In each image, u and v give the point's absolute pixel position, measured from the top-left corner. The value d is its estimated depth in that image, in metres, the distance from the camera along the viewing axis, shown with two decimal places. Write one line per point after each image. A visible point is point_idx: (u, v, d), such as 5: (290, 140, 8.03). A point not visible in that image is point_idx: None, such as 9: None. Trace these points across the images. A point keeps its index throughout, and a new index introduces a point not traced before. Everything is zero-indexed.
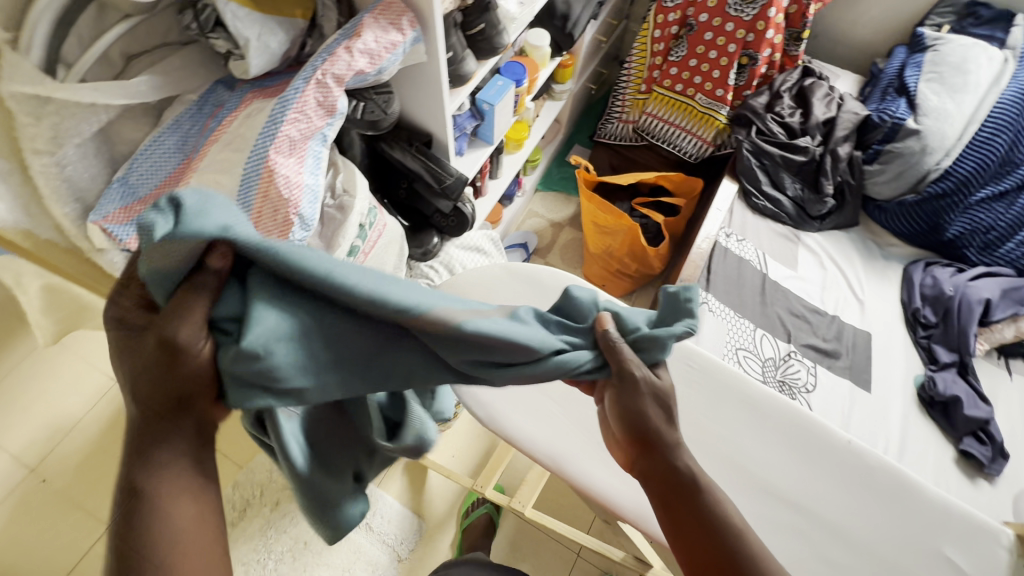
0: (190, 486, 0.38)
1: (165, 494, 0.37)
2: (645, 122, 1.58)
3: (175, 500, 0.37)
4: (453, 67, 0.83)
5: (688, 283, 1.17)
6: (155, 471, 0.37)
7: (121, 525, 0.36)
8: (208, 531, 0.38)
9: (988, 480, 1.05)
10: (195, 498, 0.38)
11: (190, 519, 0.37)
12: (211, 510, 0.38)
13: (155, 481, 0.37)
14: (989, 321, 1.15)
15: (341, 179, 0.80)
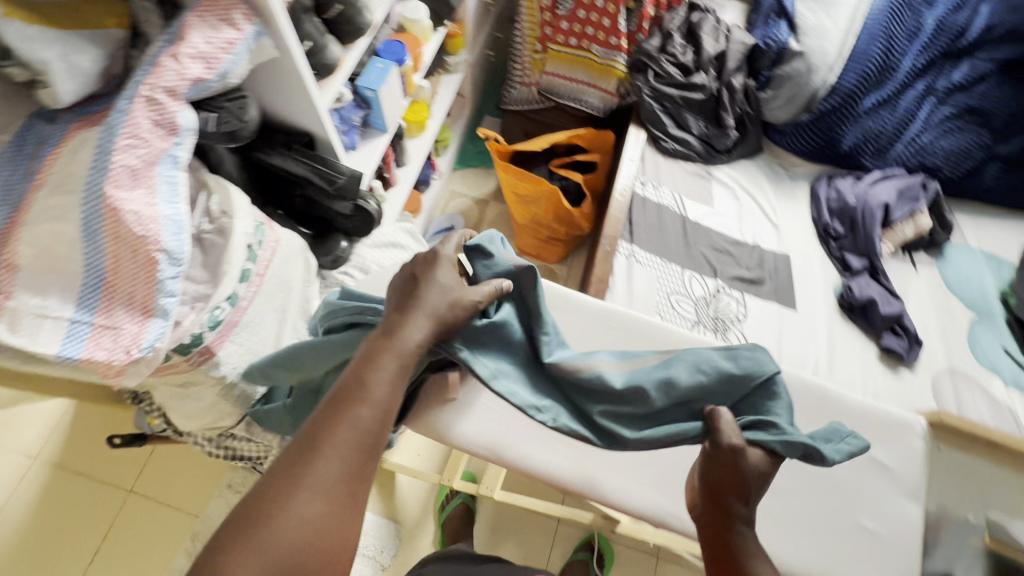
0: (386, 409, 0.51)
1: (372, 401, 0.50)
2: (547, 83, 1.54)
3: (374, 410, 0.50)
4: (316, 56, 0.77)
5: (612, 238, 1.18)
6: (376, 382, 0.52)
7: (361, 365, 0.53)
8: (371, 453, 0.49)
9: (908, 369, 1.13)
10: (384, 418, 0.50)
11: (386, 399, 0.51)
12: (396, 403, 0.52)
13: (372, 389, 0.51)
14: (891, 223, 1.22)
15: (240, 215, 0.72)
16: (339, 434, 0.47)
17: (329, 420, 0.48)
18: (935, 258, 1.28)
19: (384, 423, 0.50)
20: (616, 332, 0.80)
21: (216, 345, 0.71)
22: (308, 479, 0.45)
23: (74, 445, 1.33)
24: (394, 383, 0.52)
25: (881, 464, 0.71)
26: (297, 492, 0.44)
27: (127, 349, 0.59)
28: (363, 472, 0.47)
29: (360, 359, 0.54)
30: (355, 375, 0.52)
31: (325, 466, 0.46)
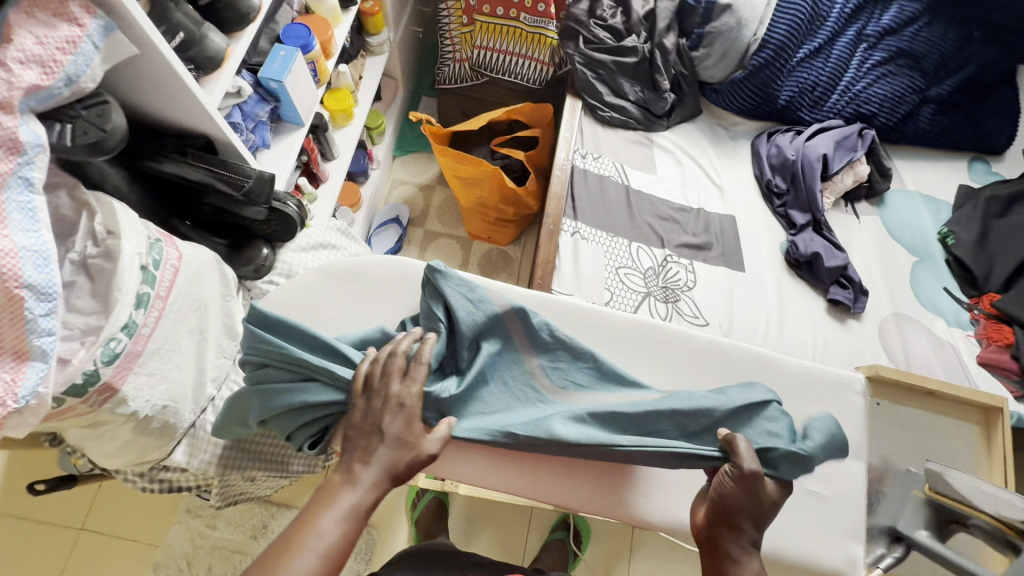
0: (333, 557, 0.51)
1: (320, 546, 0.51)
2: (478, 57, 1.47)
3: (320, 556, 0.51)
4: (195, 49, 0.69)
5: (555, 216, 1.14)
6: (326, 526, 0.53)
7: (315, 507, 0.54)
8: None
9: (856, 318, 1.15)
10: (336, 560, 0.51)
11: (338, 536, 0.53)
12: (346, 543, 0.53)
13: (322, 532, 0.52)
14: (830, 175, 1.22)
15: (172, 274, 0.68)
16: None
17: (272, 568, 0.49)
18: (876, 205, 1.29)
19: (329, 569, 0.51)
20: (591, 331, 0.76)
21: (118, 381, 0.65)
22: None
23: (10, 488, 1.24)
24: (344, 528, 0.53)
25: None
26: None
27: (1, 400, 0.52)
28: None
29: (317, 498, 0.55)
30: (307, 517, 0.53)
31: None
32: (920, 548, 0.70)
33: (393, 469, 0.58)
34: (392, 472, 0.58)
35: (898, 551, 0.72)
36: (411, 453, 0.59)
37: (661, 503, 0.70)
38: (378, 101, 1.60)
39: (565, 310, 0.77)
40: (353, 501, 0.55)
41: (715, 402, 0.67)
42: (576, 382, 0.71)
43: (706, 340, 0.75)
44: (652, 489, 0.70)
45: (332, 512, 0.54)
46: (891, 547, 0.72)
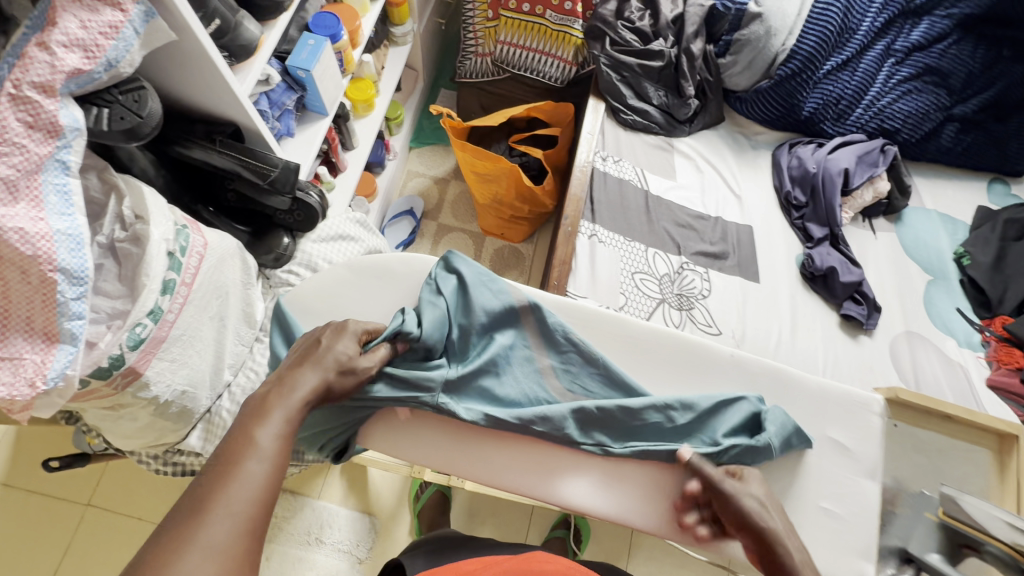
0: (278, 462, 0.51)
1: (260, 454, 0.51)
2: (501, 53, 1.46)
3: (266, 458, 0.51)
4: (228, 37, 0.68)
5: (573, 218, 1.14)
6: (261, 437, 0.52)
7: (245, 428, 0.53)
8: (267, 503, 0.48)
9: (868, 335, 1.15)
10: (279, 466, 0.51)
11: (276, 444, 0.52)
12: (285, 449, 0.53)
13: (259, 444, 0.52)
14: (850, 190, 1.22)
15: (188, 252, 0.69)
16: (230, 487, 0.47)
17: (208, 487, 0.47)
18: (894, 222, 1.29)
19: (277, 472, 0.50)
20: (610, 339, 0.77)
21: (142, 365, 0.66)
22: (198, 536, 0.43)
23: (21, 460, 1.25)
24: (281, 438, 0.53)
25: (841, 444, 0.72)
26: (188, 553, 0.42)
27: (31, 381, 0.52)
28: (261, 526, 0.46)
29: (248, 414, 0.55)
30: (242, 430, 0.53)
31: (217, 523, 0.44)
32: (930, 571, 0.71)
33: (327, 385, 0.61)
34: (325, 386, 0.61)
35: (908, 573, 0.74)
36: (351, 379, 0.64)
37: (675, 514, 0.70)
38: (398, 91, 1.59)
39: (585, 316, 0.77)
40: (286, 413, 0.56)
41: (701, 398, 0.72)
42: (585, 387, 0.74)
43: (727, 353, 0.76)
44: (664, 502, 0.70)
45: (268, 423, 0.54)
46: (901, 567, 0.75)
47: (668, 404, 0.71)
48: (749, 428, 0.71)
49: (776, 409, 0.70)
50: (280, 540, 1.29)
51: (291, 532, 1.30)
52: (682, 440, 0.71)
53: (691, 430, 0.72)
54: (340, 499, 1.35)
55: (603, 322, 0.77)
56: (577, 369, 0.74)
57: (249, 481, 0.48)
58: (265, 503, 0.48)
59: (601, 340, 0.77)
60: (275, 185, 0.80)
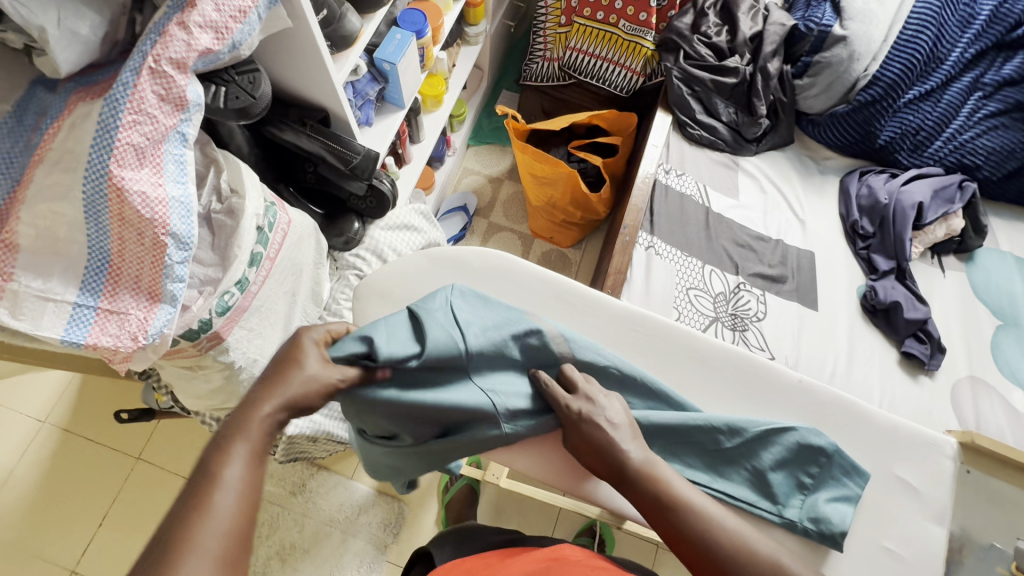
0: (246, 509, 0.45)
1: (225, 487, 0.45)
2: (569, 58, 1.46)
3: (230, 504, 0.44)
4: (332, 27, 0.71)
5: (632, 228, 1.14)
6: (226, 472, 0.46)
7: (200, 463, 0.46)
8: (239, 557, 0.42)
9: (929, 375, 1.11)
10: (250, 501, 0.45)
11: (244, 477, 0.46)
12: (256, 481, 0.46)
13: (221, 476, 0.45)
14: (923, 225, 1.18)
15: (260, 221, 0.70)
16: (189, 548, 0.40)
17: (172, 537, 0.41)
18: (965, 261, 1.24)
19: (247, 517, 0.44)
20: (674, 353, 0.76)
21: (225, 331, 0.69)
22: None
23: (83, 409, 1.33)
24: (249, 468, 0.47)
25: (909, 484, 0.70)
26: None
27: (134, 335, 0.56)
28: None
29: (209, 445, 0.48)
30: (202, 466, 0.46)
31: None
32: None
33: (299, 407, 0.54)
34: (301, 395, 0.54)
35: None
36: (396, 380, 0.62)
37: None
38: (464, 89, 1.62)
39: (650, 328, 0.77)
40: (250, 439, 0.49)
41: (750, 422, 0.69)
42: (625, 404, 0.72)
43: (796, 379, 0.74)
44: None
45: (231, 454, 0.47)
46: None
47: (715, 426, 0.69)
48: (796, 460, 0.69)
49: (827, 443, 0.68)
50: (313, 514, 1.33)
51: (323, 507, 1.34)
52: (724, 463, 0.69)
53: (734, 457, 0.69)
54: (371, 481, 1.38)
55: (666, 333, 0.77)
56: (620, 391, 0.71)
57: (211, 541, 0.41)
58: (231, 564, 0.41)
59: (658, 351, 0.76)
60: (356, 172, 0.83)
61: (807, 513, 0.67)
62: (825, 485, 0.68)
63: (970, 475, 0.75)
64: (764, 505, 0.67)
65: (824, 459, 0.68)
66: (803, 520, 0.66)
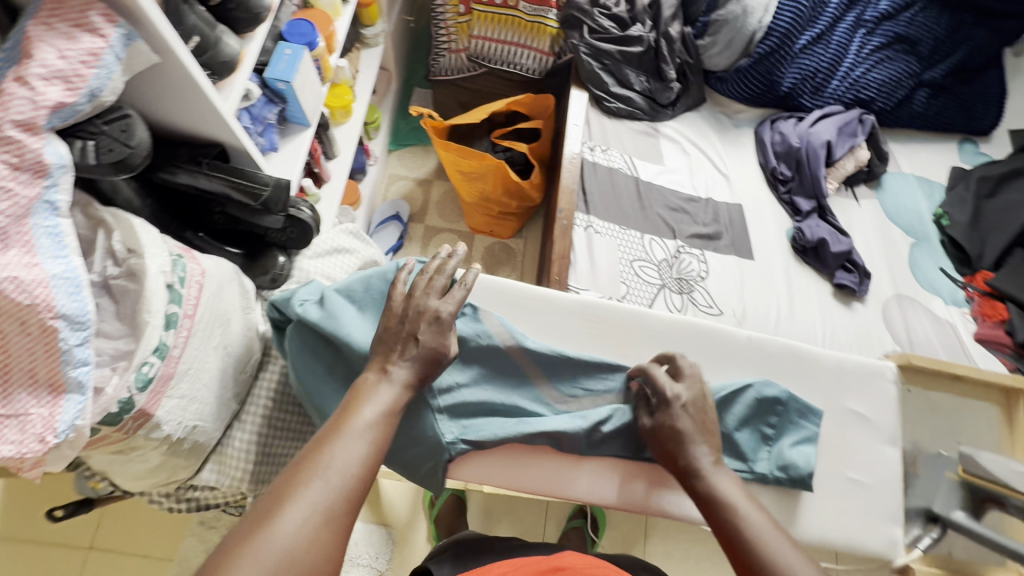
0: (372, 462, 0.50)
1: (364, 428, 0.51)
2: (476, 47, 1.43)
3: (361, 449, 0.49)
4: (209, 54, 0.65)
5: (568, 211, 1.13)
6: (366, 412, 0.53)
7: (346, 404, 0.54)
8: (357, 492, 0.47)
9: (860, 301, 1.19)
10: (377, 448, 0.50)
11: (376, 420, 0.53)
12: (381, 436, 0.52)
13: (361, 414, 0.52)
14: (833, 161, 1.25)
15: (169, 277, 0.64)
16: (321, 465, 0.47)
17: (315, 452, 0.48)
18: (874, 189, 1.35)
19: (369, 462, 0.49)
20: (627, 333, 0.77)
21: (152, 406, 0.62)
22: (263, 535, 0.41)
23: (13, 512, 1.19)
24: (385, 418, 0.53)
25: (862, 413, 0.74)
26: (263, 550, 0.41)
27: (40, 436, 0.49)
28: (334, 529, 0.44)
29: (354, 394, 0.55)
30: (347, 409, 0.53)
31: (289, 517, 0.43)
32: (958, 528, 0.71)
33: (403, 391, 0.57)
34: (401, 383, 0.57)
35: (935, 531, 0.73)
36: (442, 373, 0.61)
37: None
38: (373, 94, 1.55)
39: (600, 314, 0.78)
40: (386, 396, 0.55)
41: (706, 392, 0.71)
42: (585, 388, 0.73)
43: (745, 338, 0.77)
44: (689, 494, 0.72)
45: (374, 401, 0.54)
46: (927, 527, 0.73)
47: None
48: (755, 415, 0.71)
49: (779, 392, 0.71)
50: None
51: None
52: None
53: None
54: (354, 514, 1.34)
55: (614, 315, 0.78)
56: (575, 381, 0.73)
57: (335, 477, 0.47)
58: (352, 496, 0.47)
59: (609, 338, 0.77)
60: (270, 207, 0.78)
61: (776, 462, 0.69)
62: (786, 432, 0.71)
63: (911, 393, 0.82)
64: (735, 465, 0.69)
65: (778, 408, 0.71)
66: (773, 470, 0.69)
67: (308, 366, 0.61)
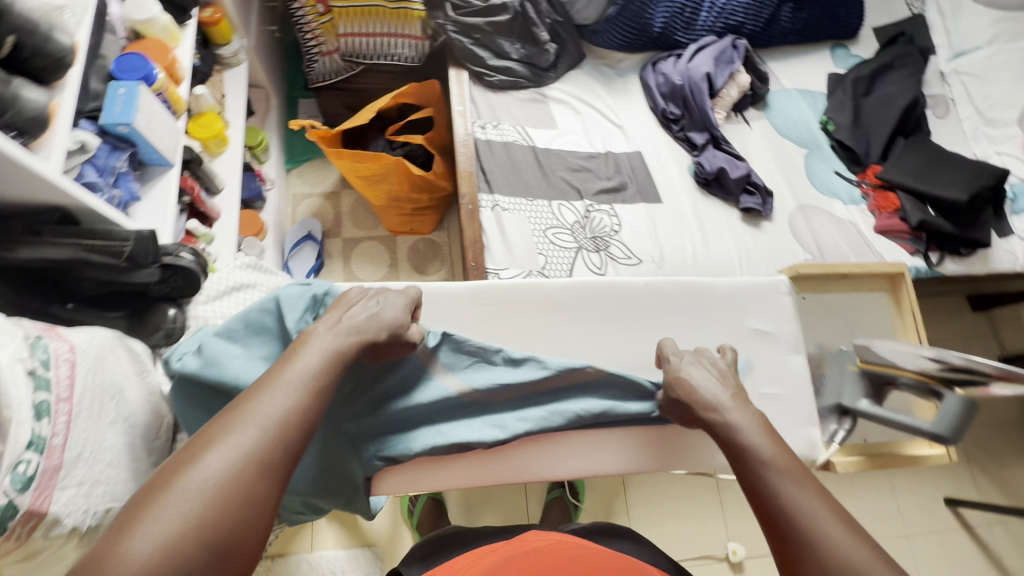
0: (304, 409, 0.51)
1: (298, 374, 0.52)
2: (347, 46, 1.37)
3: (296, 397, 0.50)
4: (11, 112, 0.59)
5: (471, 195, 1.11)
6: (303, 360, 0.54)
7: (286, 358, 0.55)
8: (291, 435, 0.49)
9: (767, 220, 1.24)
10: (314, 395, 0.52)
11: (313, 371, 0.53)
12: (321, 390, 0.53)
13: (298, 363, 0.53)
14: (716, 92, 1.28)
15: (28, 364, 0.58)
16: (253, 409, 0.48)
17: (248, 397, 0.49)
18: (762, 109, 1.39)
19: (303, 407, 0.51)
20: (531, 306, 0.77)
21: (42, 504, 0.57)
22: (183, 480, 0.42)
23: None
24: (324, 365, 0.54)
25: (765, 330, 0.78)
26: (187, 484, 0.42)
27: None
28: (263, 467, 0.46)
29: (295, 346, 0.56)
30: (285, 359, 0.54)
31: (214, 458, 0.44)
32: (865, 416, 0.77)
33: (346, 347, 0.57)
34: (349, 342, 0.58)
35: (847, 424, 0.78)
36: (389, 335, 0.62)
37: (637, 447, 0.76)
38: (251, 115, 1.46)
39: (497, 295, 0.77)
40: (326, 352, 0.56)
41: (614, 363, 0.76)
42: (497, 378, 0.70)
43: (642, 284, 0.79)
44: (620, 450, 0.75)
45: (310, 354, 0.55)
46: (841, 421, 0.79)
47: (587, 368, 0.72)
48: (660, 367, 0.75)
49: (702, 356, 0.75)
50: None
51: None
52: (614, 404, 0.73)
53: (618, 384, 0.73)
54: (334, 543, 1.31)
55: (519, 291, 0.77)
56: (487, 372, 0.71)
57: (262, 423, 0.47)
58: (284, 437, 0.48)
59: (516, 317, 0.77)
60: (138, 262, 0.74)
61: None
62: None
63: (807, 300, 0.87)
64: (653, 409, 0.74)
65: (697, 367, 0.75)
66: None
67: (198, 417, 0.57)
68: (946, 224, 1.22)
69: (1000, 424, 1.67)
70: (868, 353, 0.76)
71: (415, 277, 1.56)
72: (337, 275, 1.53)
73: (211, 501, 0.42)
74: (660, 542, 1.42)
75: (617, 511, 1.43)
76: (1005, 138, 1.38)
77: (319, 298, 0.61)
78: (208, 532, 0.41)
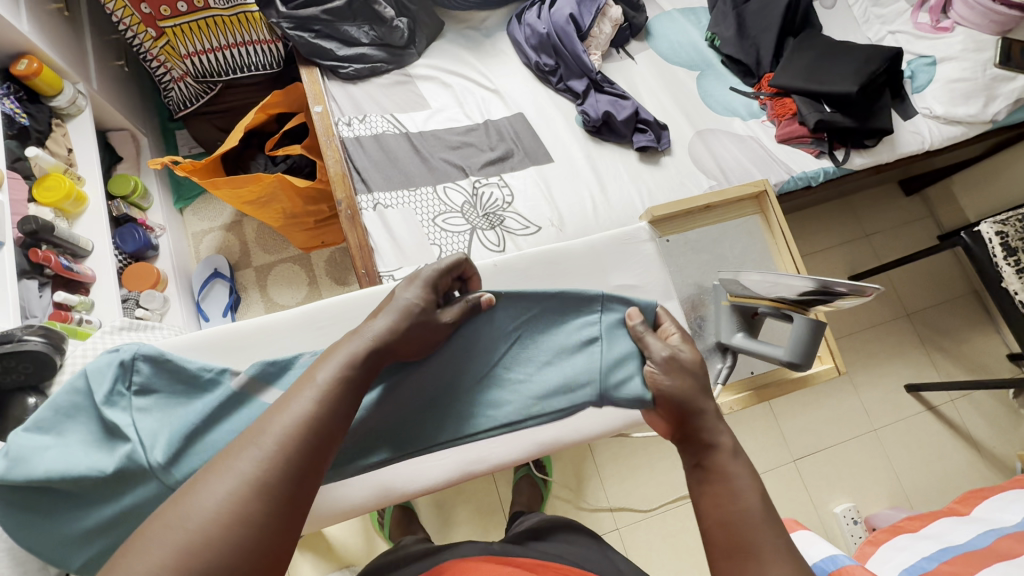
0: (319, 421, 0.45)
1: (313, 388, 0.47)
2: (195, 66, 1.27)
3: (305, 413, 0.45)
4: None
5: (347, 199, 1.03)
6: (320, 374, 0.48)
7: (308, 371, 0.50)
8: (302, 454, 0.43)
9: (667, 154, 1.19)
10: (326, 413, 0.46)
11: (324, 385, 0.48)
12: (335, 403, 0.47)
13: (315, 378, 0.48)
14: (587, 32, 1.21)
15: None
16: (259, 428, 0.43)
17: (264, 415, 0.45)
18: (645, 39, 1.33)
19: (317, 427, 0.45)
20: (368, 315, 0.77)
21: None
22: (180, 508, 0.38)
23: None
24: (339, 375, 0.49)
25: (628, 283, 0.83)
26: (186, 516, 0.38)
27: None
28: (266, 496, 0.40)
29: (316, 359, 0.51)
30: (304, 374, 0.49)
31: (217, 483, 0.39)
32: (742, 350, 0.79)
33: (362, 356, 0.51)
34: (368, 349, 0.52)
35: (729, 359, 0.81)
36: (403, 327, 0.57)
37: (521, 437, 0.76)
38: (120, 161, 1.37)
39: (333, 313, 0.76)
40: (342, 365, 0.50)
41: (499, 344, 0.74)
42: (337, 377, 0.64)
43: (492, 265, 0.80)
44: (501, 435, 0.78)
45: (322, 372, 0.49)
46: (724, 357, 0.82)
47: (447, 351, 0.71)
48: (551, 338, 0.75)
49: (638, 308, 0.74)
50: None
51: None
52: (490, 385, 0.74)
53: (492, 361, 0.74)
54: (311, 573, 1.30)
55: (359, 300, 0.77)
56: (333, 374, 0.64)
57: (268, 443, 0.42)
58: (295, 458, 0.42)
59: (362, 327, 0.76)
60: None
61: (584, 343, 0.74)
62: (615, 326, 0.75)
63: (671, 241, 0.89)
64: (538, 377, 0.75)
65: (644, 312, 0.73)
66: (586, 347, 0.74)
67: (28, 523, 0.56)
68: (845, 120, 1.17)
69: (949, 301, 1.68)
70: (735, 286, 0.78)
71: (337, 289, 1.51)
72: (256, 305, 1.47)
73: (209, 528, 0.37)
74: (635, 494, 1.42)
75: (588, 475, 1.42)
76: (894, 15, 1.35)
77: (126, 364, 0.59)
78: (206, 559, 0.37)
